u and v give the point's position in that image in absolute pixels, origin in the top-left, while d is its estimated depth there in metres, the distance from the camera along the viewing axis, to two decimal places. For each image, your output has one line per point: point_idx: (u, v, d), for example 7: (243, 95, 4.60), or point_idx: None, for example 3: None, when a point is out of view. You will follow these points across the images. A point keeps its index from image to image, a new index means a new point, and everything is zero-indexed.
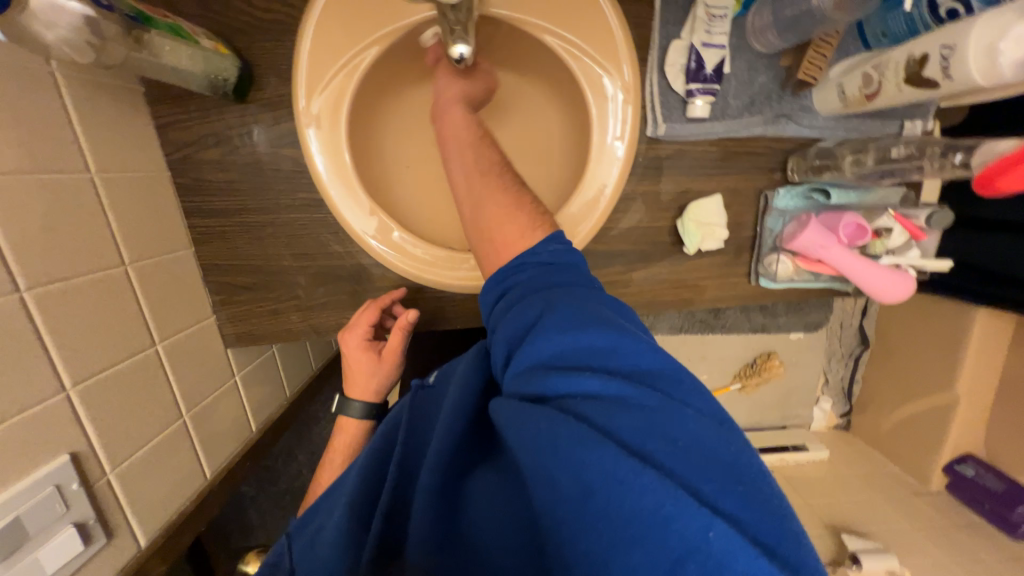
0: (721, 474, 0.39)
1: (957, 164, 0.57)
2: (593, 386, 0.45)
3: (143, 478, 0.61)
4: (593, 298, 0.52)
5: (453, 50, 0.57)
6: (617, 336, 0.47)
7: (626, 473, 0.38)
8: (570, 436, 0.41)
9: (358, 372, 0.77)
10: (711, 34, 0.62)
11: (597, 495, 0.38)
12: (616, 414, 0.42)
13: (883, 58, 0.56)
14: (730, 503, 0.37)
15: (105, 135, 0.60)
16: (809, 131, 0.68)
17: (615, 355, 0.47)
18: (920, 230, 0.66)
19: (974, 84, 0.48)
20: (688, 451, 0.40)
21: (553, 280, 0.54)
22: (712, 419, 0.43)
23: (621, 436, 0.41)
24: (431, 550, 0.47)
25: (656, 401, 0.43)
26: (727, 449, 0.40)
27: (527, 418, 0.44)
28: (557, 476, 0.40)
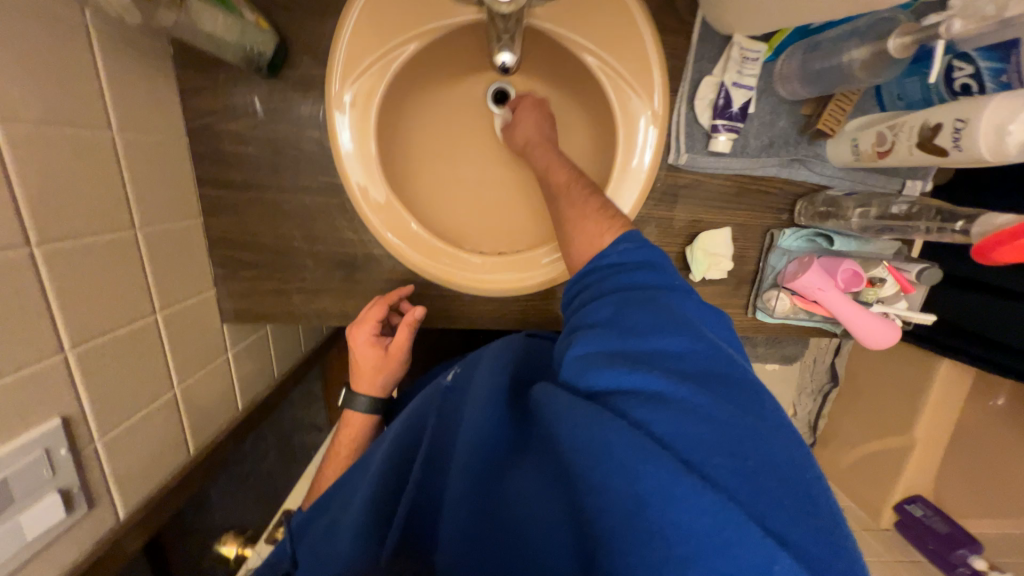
0: (788, 501, 0.37)
1: (957, 229, 0.58)
2: (659, 387, 0.42)
3: (129, 448, 0.60)
4: (670, 296, 0.49)
5: (498, 57, 0.59)
6: (690, 342, 0.45)
7: (687, 491, 0.36)
8: (626, 443, 0.39)
9: (363, 366, 0.78)
10: (741, 75, 0.65)
11: (651, 507, 0.37)
12: (681, 424, 0.40)
13: (898, 120, 0.59)
14: (795, 533, 0.36)
15: (130, 95, 0.58)
16: (819, 178, 0.71)
17: (684, 360, 0.45)
18: (909, 284, 0.69)
19: (980, 158, 0.51)
20: (759, 472, 0.38)
21: (626, 279, 0.52)
22: (780, 436, 0.41)
23: (683, 449, 0.39)
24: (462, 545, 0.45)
25: (726, 415, 0.40)
26: (794, 474, 0.39)
27: (582, 420, 0.42)
28: (610, 483, 0.39)
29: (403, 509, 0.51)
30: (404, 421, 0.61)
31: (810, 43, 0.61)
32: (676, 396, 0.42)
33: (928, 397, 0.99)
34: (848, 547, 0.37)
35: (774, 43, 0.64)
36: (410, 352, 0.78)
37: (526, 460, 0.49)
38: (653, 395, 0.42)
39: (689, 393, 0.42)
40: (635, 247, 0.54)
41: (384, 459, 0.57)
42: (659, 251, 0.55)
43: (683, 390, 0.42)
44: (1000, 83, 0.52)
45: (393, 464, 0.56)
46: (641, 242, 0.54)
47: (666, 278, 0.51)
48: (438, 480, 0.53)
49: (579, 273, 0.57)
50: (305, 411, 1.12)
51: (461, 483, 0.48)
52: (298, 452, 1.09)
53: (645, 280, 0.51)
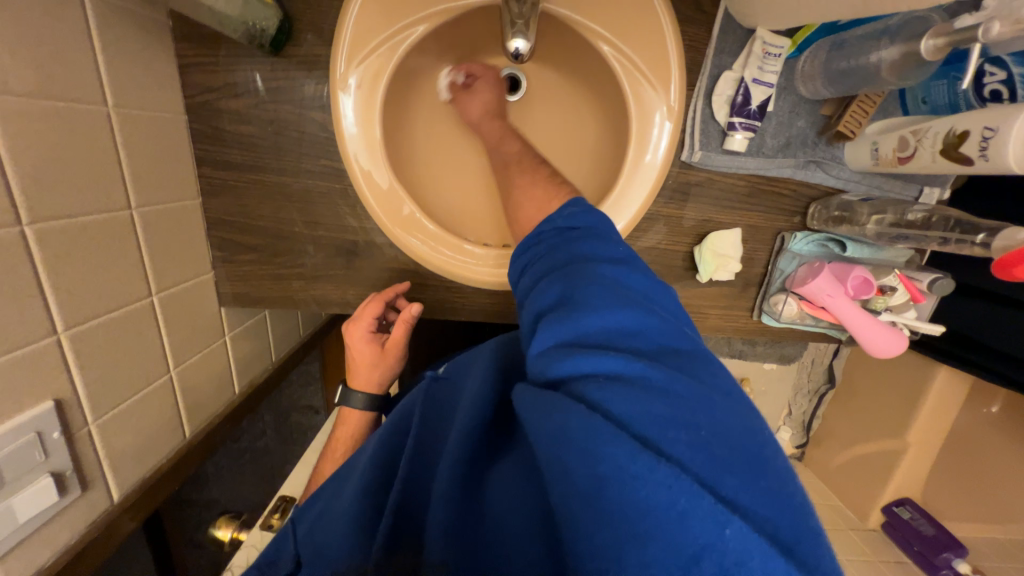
0: (743, 467, 0.34)
1: (978, 241, 0.57)
2: (613, 365, 0.39)
3: (124, 430, 0.59)
4: (616, 269, 0.46)
5: (510, 43, 0.55)
6: (640, 316, 0.42)
7: (643, 466, 0.33)
8: (582, 423, 0.35)
9: (359, 363, 0.77)
10: (762, 72, 0.62)
11: (609, 486, 0.33)
12: (633, 396, 0.37)
13: (922, 125, 0.57)
14: (760, 507, 0.33)
15: (126, 68, 0.56)
16: (835, 181, 0.69)
17: (636, 336, 0.41)
18: (920, 294, 0.68)
19: (1007, 169, 0.49)
20: (717, 445, 0.34)
21: (574, 256, 0.48)
22: (735, 407, 0.38)
23: (637, 423, 0.36)
24: (449, 540, 0.43)
25: (680, 385, 0.37)
26: (754, 446, 0.36)
27: (542, 405, 0.39)
28: (567, 464, 0.35)
29: (394, 501, 0.49)
30: (394, 417, 0.60)
31: (836, 41, 0.59)
32: (630, 373, 0.38)
33: (924, 404, 0.99)
34: (814, 521, 0.34)
35: (798, 39, 0.62)
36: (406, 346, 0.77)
37: (508, 456, 0.48)
38: (606, 375, 0.39)
39: (642, 369, 0.38)
40: (585, 226, 0.52)
41: (373, 455, 0.56)
42: (603, 228, 0.52)
43: (637, 366, 0.39)
44: None
45: (382, 457, 0.55)
46: (589, 211, 0.54)
47: (614, 254, 0.49)
48: (415, 473, 0.51)
49: (527, 248, 0.54)
50: (301, 394, 1.12)
51: (446, 473, 0.46)
52: (292, 434, 1.09)
53: (593, 256, 0.48)
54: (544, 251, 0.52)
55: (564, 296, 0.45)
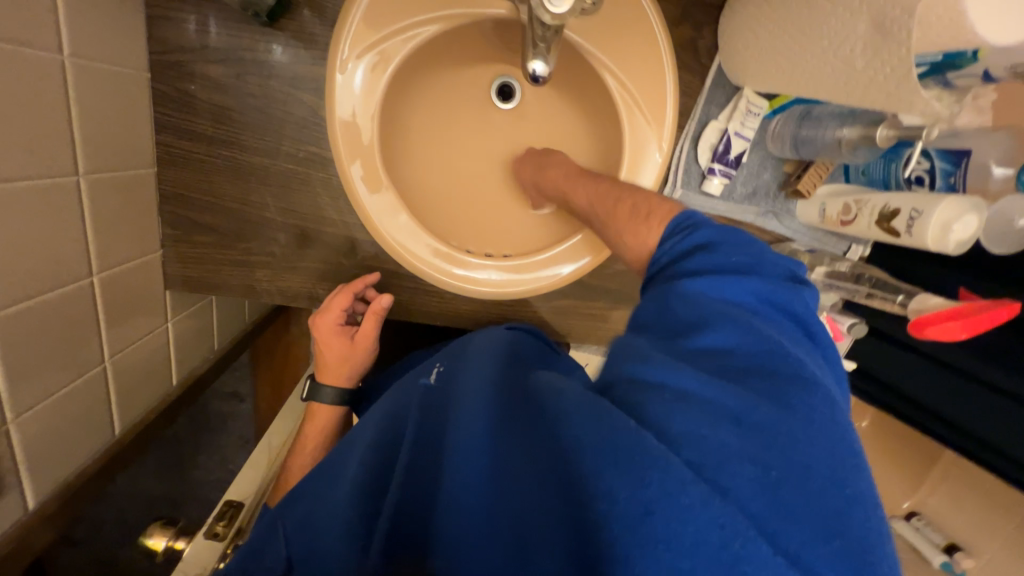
0: (807, 517, 0.36)
1: (897, 302, 0.67)
2: (690, 386, 0.40)
3: (49, 429, 0.52)
4: (719, 283, 0.46)
5: (531, 64, 0.58)
6: (741, 336, 0.42)
7: (694, 500, 0.34)
8: (632, 444, 0.37)
9: (328, 354, 0.74)
10: (743, 126, 0.69)
11: (654, 516, 0.35)
12: (709, 426, 0.38)
13: (863, 197, 0.66)
14: (811, 553, 0.35)
15: (87, 14, 0.49)
16: (787, 231, 0.78)
17: (734, 356, 0.42)
18: (840, 334, 0.76)
19: (925, 246, 0.59)
20: (781, 487, 0.36)
21: (687, 265, 0.49)
22: (820, 443, 0.38)
23: (699, 454, 0.37)
24: (469, 544, 0.45)
25: (765, 419, 0.38)
26: (827, 488, 0.37)
27: (592, 421, 0.40)
28: (614, 486, 0.37)
29: (391, 507, 0.50)
30: (382, 417, 0.60)
31: (805, 112, 0.67)
32: (704, 399, 0.39)
33: None
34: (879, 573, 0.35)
35: (776, 102, 0.69)
36: (378, 343, 0.75)
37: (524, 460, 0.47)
38: (675, 392, 0.40)
39: (721, 395, 0.39)
40: (700, 231, 0.50)
41: (372, 444, 0.56)
42: (727, 230, 0.50)
43: (714, 389, 0.39)
44: (948, 183, 0.60)
45: (381, 452, 0.56)
46: (697, 224, 0.51)
47: (735, 266, 0.47)
48: (415, 475, 0.52)
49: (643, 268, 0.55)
50: (229, 378, 1.03)
51: (466, 476, 0.48)
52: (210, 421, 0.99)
53: (704, 266, 0.47)
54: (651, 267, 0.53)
55: (663, 305, 0.47)
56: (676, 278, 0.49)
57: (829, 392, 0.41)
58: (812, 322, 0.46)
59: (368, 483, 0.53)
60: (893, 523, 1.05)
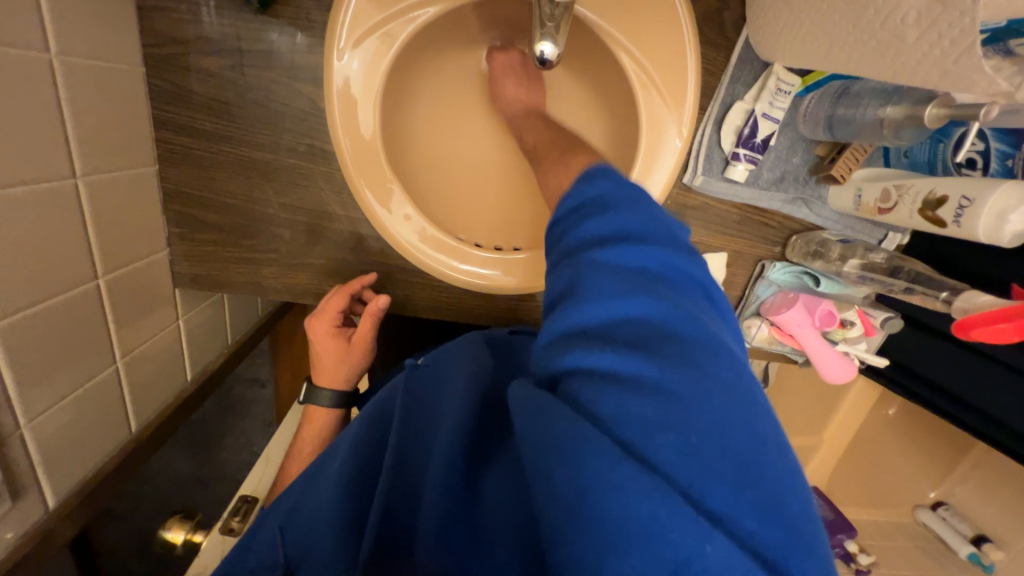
0: (735, 477, 0.31)
1: (941, 298, 0.62)
2: (605, 362, 0.35)
3: (64, 430, 0.53)
4: (619, 248, 0.39)
5: (538, 46, 0.53)
6: (646, 300, 0.36)
7: (621, 477, 0.31)
8: (561, 432, 0.34)
9: (323, 356, 0.74)
10: (772, 107, 0.63)
11: (588, 497, 0.31)
12: (626, 398, 0.33)
13: (906, 182, 0.60)
14: (755, 525, 0.30)
15: (73, 9, 0.47)
16: (817, 219, 0.72)
17: (637, 323, 0.36)
18: (873, 329, 0.73)
19: (975, 237, 0.54)
20: (704, 449, 0.31)
21: (580, 232, 0.42)
22: (741, 405, 0.33)
23: (621, 426, 0.33)
24: (425, 532, 0.42)
25: (680, 381, 0.33)
26: (747, 441, 0.32)
27: (535, 407, 0.37)
28: (550, 471, 0.33)
29: (381, 498, 0.46)
30: (375, 404, 0.56)
31: (842, 89, 0.61)
32: (622, 374, 0.34)
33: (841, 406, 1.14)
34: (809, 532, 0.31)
35: (809, 79, 0.64)
36: (373, 344, 0.74)
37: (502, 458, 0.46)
38: (592, 372, 0.35)
39: (633, 365, 0.34)
40: (598, 183, 0.43)
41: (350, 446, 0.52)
42: (626, 186, 0.43)
43: (630, 363, 0.34)
44: (1004, 166, 0.54)
45: (362, 447, 0.52)
46: (598, 175, 0.44)
47: (628, 224, 0.40)
48: (399, 472, 0.48)
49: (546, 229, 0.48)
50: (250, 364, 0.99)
51: (436, 480, 0.44)
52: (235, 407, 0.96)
53: (598, 229, 0.41)
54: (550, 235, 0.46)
55: (569, 279, 0.39)
56: (570, 246, 0.42)
57: (736, 354, 0.37)
58: (708, 282, 0.41)
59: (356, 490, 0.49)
60: (918, 511, 1.13)
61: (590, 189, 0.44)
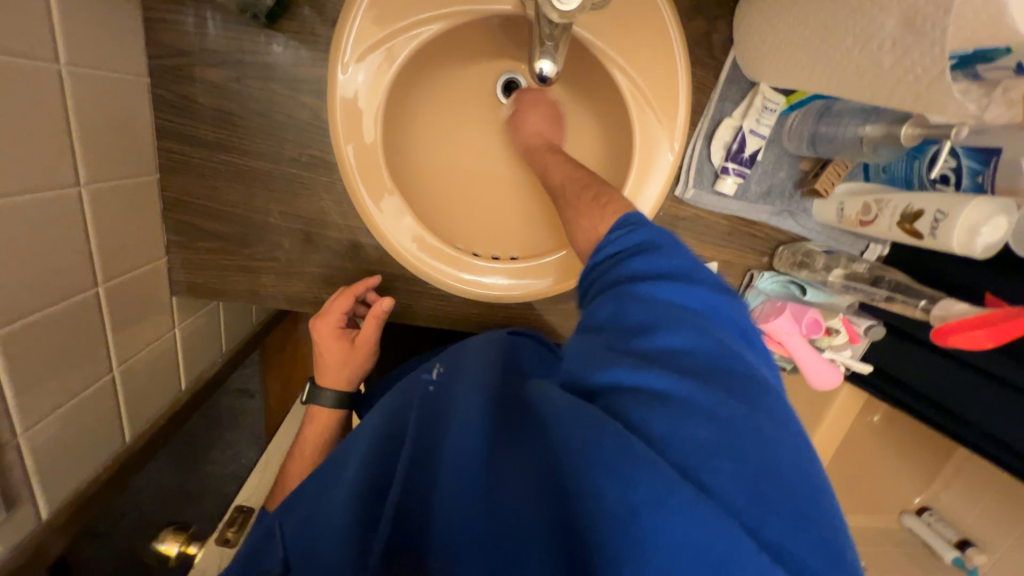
0: (783, 507, 0.36)
1: (920, 307, 0.64)
2: (662, 387, 0.40)
3: (58, 439, 0.52)
4: (670, 287, 0.44)
5: (538, 64, 0.56)
6: (697, 338, 0.42)
7: (682, 502, 0.35)
8: (620, 451, 0.37)
9: (328, 358, 0.74)
10: (759, 124, 0.66)
11: (643, 515, 0.35)
12: (686, 424, 0.37)
13: (885, 196, 0.63)
14: (785, 536, 0.35)
15: (82, 21, 0.47)
16: (802, 231, 0.75)
17: (689, 357, 0.41)
18: (857, 336, 0.75)
19: (950, 249, 0.57)
20: (759, 479, 0.36)
21: (633, 265, 0.46)
22: (784, 435, 0.39)
23: (680, 452, 0.37)
24: (456, 547, 0.44)
25: (735, 415, 0.38)
26: (795, 476, 0.37)
27: (586, 426, 0.40)
28: (604, 487, 0.37)
29: (390, 510, 0.47)
30: (381, 418, 0.59)
31: (824, 108, 0.64)
32: (676, 398, 0.39)
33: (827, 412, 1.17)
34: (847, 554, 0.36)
35: (793, 99, 0.67)
36: (376, 347, 0.74)
37: (512, 457, 0.48)
38: (651, 396, 0.40)
39: (693, 395, 0.39)
40: (644, 229, 0.48)
41: (366, 453, 0.55)
42: (667, 233, 0.48)
43: (689, 391, 0.39)
44: (975, 182, 0.57)
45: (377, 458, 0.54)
46: (639, 222, 0.49)
47: (677, 265, 0.45)
48: (414, 476, 0.50)
49: (587, 260, 0.52)
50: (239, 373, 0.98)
51: (451, 483, 0.47)
52: (224, 419, 0.94)
53: (648, 267, 0.45)
54: (596, 267, 0.50)
55: (619, 308, 0.44)
56: (621, 280, 0.46)
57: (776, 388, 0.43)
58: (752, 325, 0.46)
59: (366, 486, 0.52)
60: (902, 516, 1.17)
61: (634, 232, 0.48)
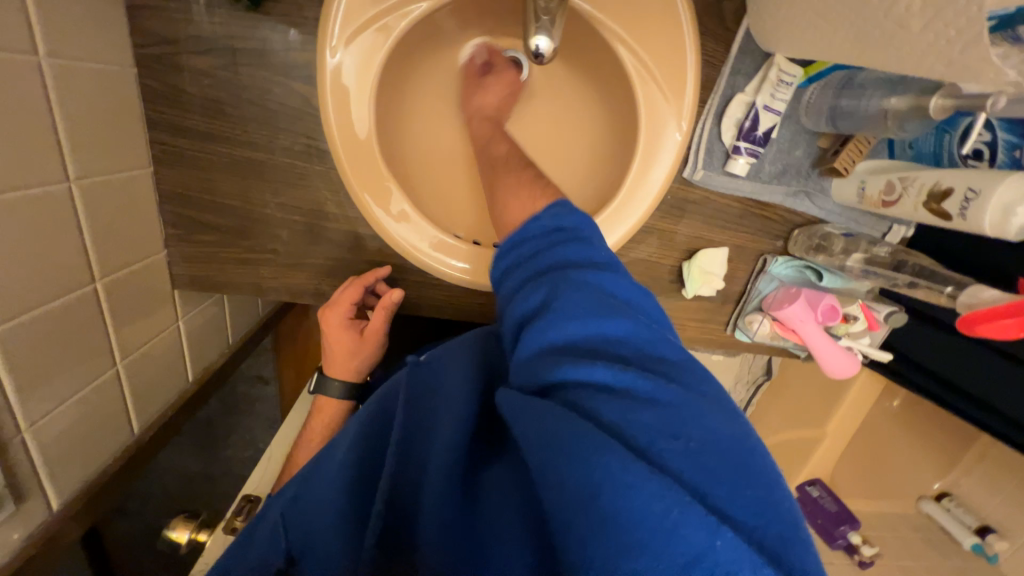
0: (729, 473, 0.33)
1: (946, 293, 0.61)
2: (603, 376, 0.38)
3: (66, 432, 0.53)
4: (597, 275, 0.44)
5: (532, 40, 0.52)
6: (627, 323, 0.41)
7: (635, 477, 0.32)
8: (570, 434, 0.35)
9: (338, 348, 0.73)
10: (774, 99, 0.62)
11: (602, 497, 0.32)
12: (630, 409, 0.36)
13: (910, 174, 0.59)
14: (739, 504, 0.33)
15: (60, 10, 0.46)
16: (819, 213, 0.71)
17: (622, 345, 0.40)
18: (876, 323, 0.72)
19: (981, 231, 0.53)
20: (703, 452, 0.34)
21: (554, 256, 0.46)
22: (720, 409, 0.37)
23: (626, 431, 0.35)
24: (443, 542, 0.41)
25: (672, 394, 0.36)
26: (738, 447, 0.35)
27: (529, 412, 0.38)
28: (560, 470, 0.34)
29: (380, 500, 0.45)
30: (373, 405, 0.54)
31: (845, 80, 0.59)
32: (615, 388, 0.38)
33: (844, 399, 1.13)
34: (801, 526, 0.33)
35: (811, 70, 0.62)
36: (387, 336, 0.74)
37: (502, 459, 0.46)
38: (594, 386, 0.38)
39: (630, 379, 0.37)
40: (567, 216, 0.49)
41: (351, 448, 0.49)
42: (591, 223, 0.49)
43: (628, 377, 0.38)
44: (1010, 158, 0.53)
45: (362, 450, 0.50)
46: (569, 211, 0.49)
47: (592, 257, 0.46)
48: (405, 467, 0.47)
49: (502, 250, 0.51)
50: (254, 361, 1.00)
51: (437, 476, 0.43)
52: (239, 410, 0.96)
53: (569, 256, 0.46)
54: (523, 257, 0.49)
55: (545, 296, 0.43)
56: (542, 271, 0.46)
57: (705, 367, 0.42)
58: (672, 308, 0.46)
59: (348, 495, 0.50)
60: (921, 502, 1.13)
61: (560, 222, 0.49)
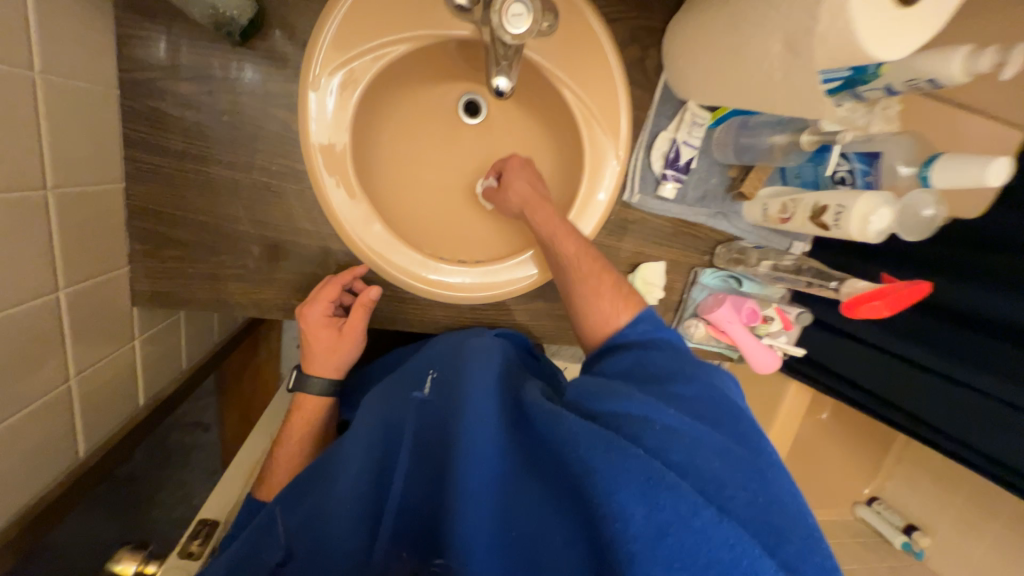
0: (793, 535, 0.43)
1: (831, 287, 0.74)
2: (681, 426, 0.49)
3: (10, 448, 0.50)
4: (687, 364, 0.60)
5: (494, 80, 0.62)
6: (705, 392, 0.55)
7: (705, 522, 0.40)
8: (643, 472, 0.43)
9: (315, 347, 0.73)
10: (690, 136, 0.76)
11: (673, 534, 0.40)
12: (699, 454, 0.46)
13: (798, 196, 0.73)
14: (793, 557, 0.42)
15: (59, 34, 0.50)
16: (734, 231, 0.83)
17: (699, 409, 0.54)
18: (790, 322, 0.84)
19: (850, 236, 0.66)
20: (769, 508, 0.44)
21: (653, 339, 0.62)
22: (777, 476, 0.48)
23: (696, 477, 0.45)
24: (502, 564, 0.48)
25: (736, 453, 0.48)
26: (788, 506, 0.45)
27: (599, 446, 0.45)
28: (628, 506, 0.42)
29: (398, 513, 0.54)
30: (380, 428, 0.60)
31: (743, 122, 0.74)
32: (688, 432, 0.48)
33: None
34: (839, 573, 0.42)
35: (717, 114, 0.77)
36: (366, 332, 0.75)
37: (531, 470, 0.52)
38: (670, 429, 0.48)
39: (705, 434, 0.49)
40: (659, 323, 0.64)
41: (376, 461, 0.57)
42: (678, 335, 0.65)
43: (698, 430, 0.49)
44: (865, 181, 0.68)
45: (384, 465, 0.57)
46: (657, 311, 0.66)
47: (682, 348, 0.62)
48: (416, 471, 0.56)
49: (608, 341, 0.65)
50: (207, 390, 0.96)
51: (489, 505, 0.50)
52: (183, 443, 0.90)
53: (665, 344, 0.62)
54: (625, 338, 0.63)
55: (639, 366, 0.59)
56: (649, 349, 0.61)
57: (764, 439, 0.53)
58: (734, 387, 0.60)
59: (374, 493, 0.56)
60: (857, 507, 1.26)
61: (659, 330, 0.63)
